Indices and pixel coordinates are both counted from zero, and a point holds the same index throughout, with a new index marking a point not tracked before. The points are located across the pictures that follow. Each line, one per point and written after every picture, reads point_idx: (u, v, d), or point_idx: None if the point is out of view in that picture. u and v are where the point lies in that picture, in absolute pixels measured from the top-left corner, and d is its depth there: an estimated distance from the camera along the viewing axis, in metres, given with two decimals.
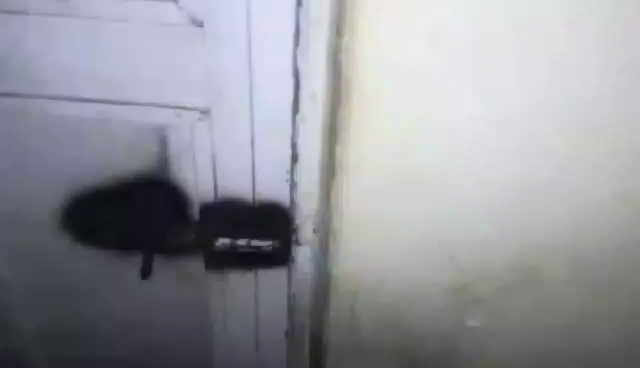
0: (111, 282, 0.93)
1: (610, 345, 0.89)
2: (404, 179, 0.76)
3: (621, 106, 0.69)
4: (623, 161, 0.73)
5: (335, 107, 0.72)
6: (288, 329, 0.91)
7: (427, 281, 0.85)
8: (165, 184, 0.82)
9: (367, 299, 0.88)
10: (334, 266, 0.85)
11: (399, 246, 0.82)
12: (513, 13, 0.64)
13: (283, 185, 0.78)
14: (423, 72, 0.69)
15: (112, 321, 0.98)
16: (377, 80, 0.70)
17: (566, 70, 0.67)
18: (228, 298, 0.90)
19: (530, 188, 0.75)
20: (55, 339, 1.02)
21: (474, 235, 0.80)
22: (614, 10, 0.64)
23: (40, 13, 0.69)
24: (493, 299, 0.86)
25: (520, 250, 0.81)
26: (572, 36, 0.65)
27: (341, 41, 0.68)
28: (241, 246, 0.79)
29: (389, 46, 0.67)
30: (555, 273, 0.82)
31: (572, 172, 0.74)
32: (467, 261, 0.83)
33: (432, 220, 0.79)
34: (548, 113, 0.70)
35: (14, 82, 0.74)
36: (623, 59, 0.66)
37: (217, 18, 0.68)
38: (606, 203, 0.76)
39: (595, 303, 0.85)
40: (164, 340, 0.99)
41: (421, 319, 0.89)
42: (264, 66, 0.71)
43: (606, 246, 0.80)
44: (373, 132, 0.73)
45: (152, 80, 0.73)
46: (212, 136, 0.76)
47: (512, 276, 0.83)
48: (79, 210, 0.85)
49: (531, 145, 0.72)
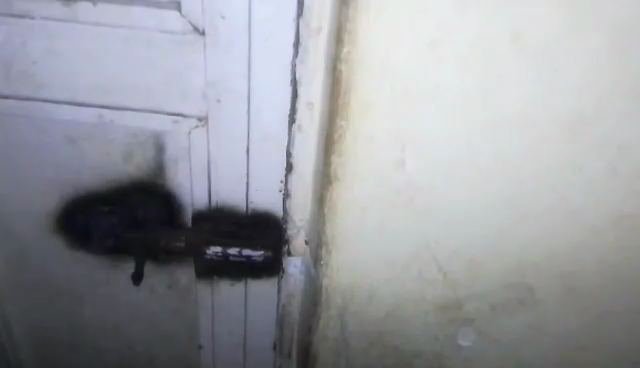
0: (104, 286, 0.93)
1: (602, 362, 0.89)
2: (399, 192, 0.74)
3: (626, 125, 0.67)
4: (623, 182, 0.71)
5: (331, 117, 0.70)
6: (276, 341, 0.94)
7: (420, 298, 0.84)
8: (161, 190, 0.82)
9: (358, 314, 0.87)
10: (324, 278, 0.83)
11: (393, 261, 0.81)
12: (521, 28, 0.62)
13: (276, 195, 0.80)
14: (424, 84, 0.66)
15: (104, 325, 0.98)
16: (375, 94, 0.67)
17: (570, 89, 0.66)
18: (217, 307, 0.91)
19: (526, 207, 0.74)
20: (46, 340, 1.02)
21: (469, 253, 0.79)
22: (624, 30, 0.61)
23: (44, 17, 0.68)
24: (489, 318, 0.84)
25: (516, 270, 0.79)
26: (580, 53, 0.63)
27: (340, 51, 0.65)
28: (232, 255, 0.81)
29: (390, 57, 0.65)
30: (551, 294, 0.81)
31: (569, 191, 0.72)
32: (462, 278, 0.81)
33: (427, 235, 0.78)
34: (548, 131, 0.68)
35: (15, 85, 0.74)
36: (629, 78, 0.65)
37: (218, 26, 0.68)
38: (607, 224, 0.75)
39: (590, 324, 0.84)
40: (154, 345, 1.00)
41: (413, 334, 0.88)
42: (263, 76, 0.71)
43: (606, 268, 0.78)
44: (369, 142, 0.71)
45: (151, 87, 0.73)
46: (208, 143, 0.77)
47: (507, 296, 0.82)
48: (73, 213, 0.85)
49: (529, 164, 0.71)
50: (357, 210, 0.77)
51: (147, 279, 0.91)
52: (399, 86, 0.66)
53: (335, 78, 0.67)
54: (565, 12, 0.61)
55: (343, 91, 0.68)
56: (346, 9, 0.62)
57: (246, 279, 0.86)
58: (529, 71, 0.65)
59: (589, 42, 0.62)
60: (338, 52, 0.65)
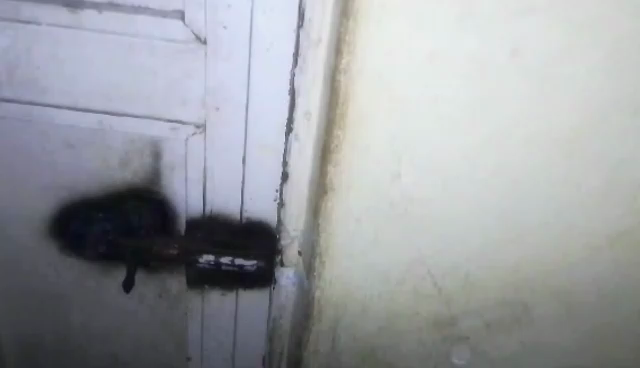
0: (96, 292, 0.92)
1: None
2: (393, 204, 0.73)
3: (626, 142, 0.66)
4: (625, 198, 0.70)
5: (329, 127, 0.69)
6: (265, 354, 0.94)
7: (414, 313, 0.82)
8: (155, 196, 0.82)
9: (350, 328, 0.85)
10: (317, 290, 0.82)
11: (388, 274, 0.79)
12: (523, 43, 0.61)
13: (271, 203, 0.80)
14: (424, 97, 0.65)
15: (92, 332, 0.97)
16: (373, 105, 0.66)
17: (571, 104, 0.64)
18: (207, 316, 0.91)
19: (524, 223, 0.73)
20: (33, 344, 1.00)
21: (466, 267, 0.77)
22: (626, 44, 0.61)
23: (49, 23, 0.69)
24: (484, 337, 0.82)
25: (512, 287, 0.78)
26: (583, 69, 0.62)
27: (340, 60, 0.64)
28: (224, 263, 0.81)
29: (387, 69, 0.64)
30: (548, 313, 0.79)
31: (569, 207, 0.71)
32: (457, 294, 0.79)
33: (424, 249, 0.76)
34: (548, 146, 0.67)
35: (17, 89, 0.74)
36: (630, 93, 0.63)
37: (219, 35, 0.68)
38: (607, 242, 0.73)
39: (588, 345, 0.82)
40: (142, 353, 0.99)
41: (406, 351, 0.86)
42: (260, 85, 0.71)
43: (604, 287, 0.76)
44: (365, 152, 0.70)
45: (150, 93, 0.73)
46: (205, 150, 0.77)
47: (504, 313, 0.80)
48: (68, 219, 0.84)
49: (528, 180, 0.70)
50: (352, 222, 0.75)
51: (138, 288, 0.90)
52: (397, 97, 0.66)
53: (334, 88, 0.66)
54: (566, 28, 0.60)
55: (342, 101, 0.67)
56: (346, 21, 0.62)
57: (238, 289, 0.86)
58: (529, 86, 0.64)
59: (590, 58, 0.62)
60: (338, 62, 0.64)
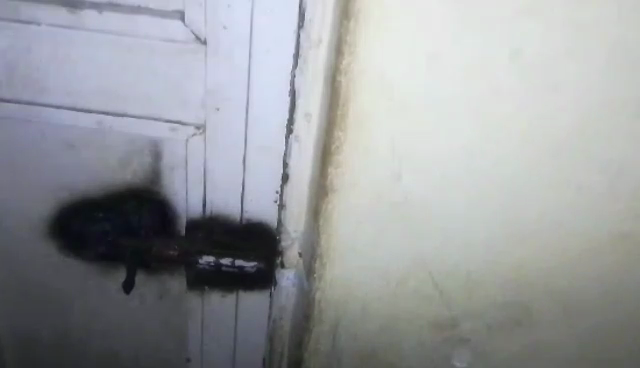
0: (96, 293, 0.92)
1: None
2: (394, 205, 0.73)
3: (627, 144, 0.66)
4: (626, 199, 0.69)
5: (329, 127, 0.69)
6: (265, 355, 0.94)
7: (414, 314, 0.82)
8: (155, 197, 0.81)
9: (351, 329, 0.85)
10: (317, 291, 0.82)
11: (389, 275, 0.79)
12: (523, 44, 0.61)
13: (271, 205, 0.80)
14: (425, 98, 0.65)
15: (92, 332, 0.97)
16: (373, 106, 0.66)
17: (572, 105, 0.64)
18: (207, 317, 0.90)
19: (524, 225, 0.73)
20: (33, 344, 1.00)
21: (466, 269, 0.77)
22: (627, 45, 0.60)
23: (49, 24, 0.69)
24: (484, 338, 0.82)
25: (513, 288, 0.77)
26: (584, 71, 0.62)
27: (340, 61, 0.64)
28: (224, 265, 0.82)
29: (387, 70, 0.64)
30: (548, 315, 0.79)
31: (570, 209, 0.71)
32: (458, 295, 0.79)
33: (424, 251, 0.76)
34: (549, 147, 0.67)
35: (17, 89, 0.74)
36: (631, 94, 0.63)
37: (219, 35, 0.68)
38: (607, 244, 0.73)
39: (589, 346, 0.82)
40: (142, 353, 0.99)
41: (406, 352, 0.86)
42: (261, 86, 0.71)
43: (605, 288, 0.76)
44: (366, 153, 0.70)
45: (150, 94, 0.73)
46: (205, 151, 0.77)
47: (504, 314, 0.80)
48: (68, 219, 0.84)
49: (528, 181, 0.69)
50: (352, 223, 0.75)
51: (138, 288, 0.90)
52: (398, 98, 0.65)
53: (334, 89, 0.66)
54: (567, 29, 0.60)
55: (342, 102, 0.67)
56: (347, 22, 0.62)
57: (238, 290, 0.86)
58: (530, 87, 0.64)
59: (591, 59, 0.61)
60: (338, 63, 0.64)
